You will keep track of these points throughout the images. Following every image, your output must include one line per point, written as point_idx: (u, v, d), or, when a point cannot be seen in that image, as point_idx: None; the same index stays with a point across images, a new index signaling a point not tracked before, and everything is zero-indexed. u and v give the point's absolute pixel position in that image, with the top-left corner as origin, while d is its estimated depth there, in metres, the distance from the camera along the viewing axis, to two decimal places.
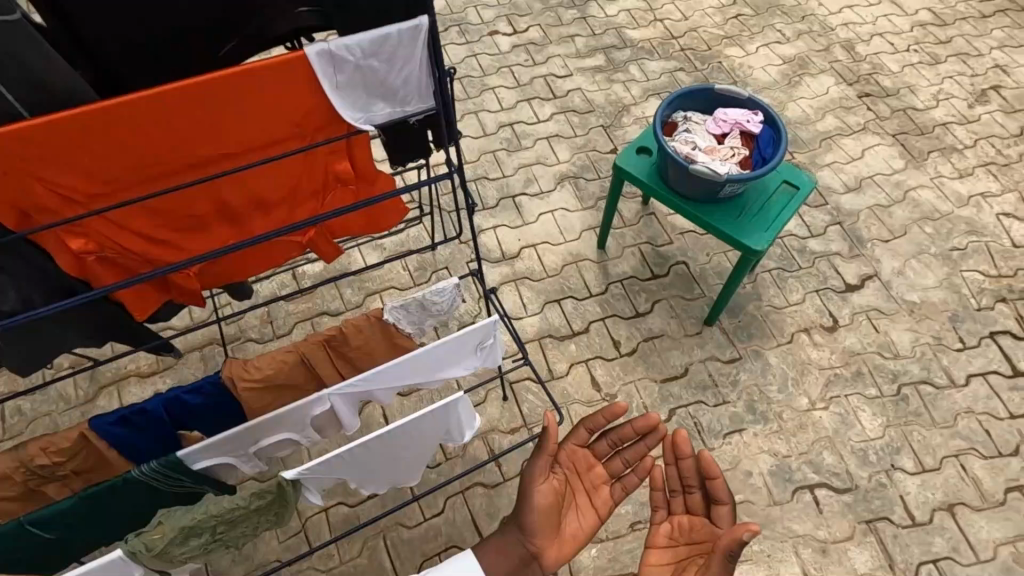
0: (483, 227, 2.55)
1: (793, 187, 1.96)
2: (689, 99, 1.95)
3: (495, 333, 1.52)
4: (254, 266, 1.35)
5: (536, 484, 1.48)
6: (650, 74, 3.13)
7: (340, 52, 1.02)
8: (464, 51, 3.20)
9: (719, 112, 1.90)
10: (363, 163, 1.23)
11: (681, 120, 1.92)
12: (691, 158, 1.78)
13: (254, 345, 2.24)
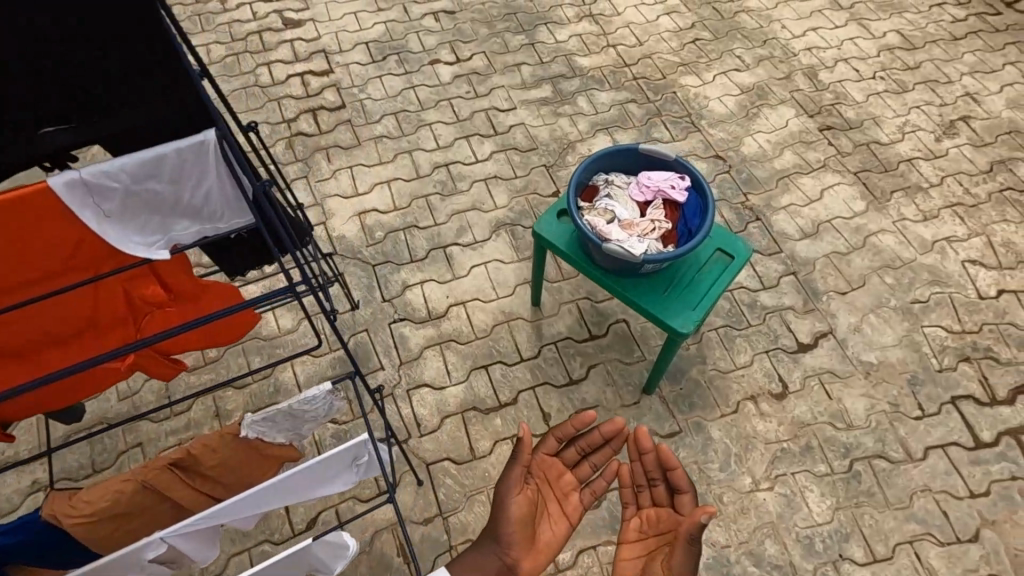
0: (409, 283, 2.36)
1: (728, 257, 1.78)
2: (613, 160, 1.77)
3: (370, 449, 1.36)
4: (71, 394, 1.22)
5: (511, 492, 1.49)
6: (599, 106, 2.94)
7: (100, 180, 0.90)
8: (401, 82, 2.99)
9: (642, 175, 1.71)
10: (175, 283, 1.18)
11: (602, 184, 1.74)
12: (605, 233, 1.60)
13: (149, 423, 2.04)
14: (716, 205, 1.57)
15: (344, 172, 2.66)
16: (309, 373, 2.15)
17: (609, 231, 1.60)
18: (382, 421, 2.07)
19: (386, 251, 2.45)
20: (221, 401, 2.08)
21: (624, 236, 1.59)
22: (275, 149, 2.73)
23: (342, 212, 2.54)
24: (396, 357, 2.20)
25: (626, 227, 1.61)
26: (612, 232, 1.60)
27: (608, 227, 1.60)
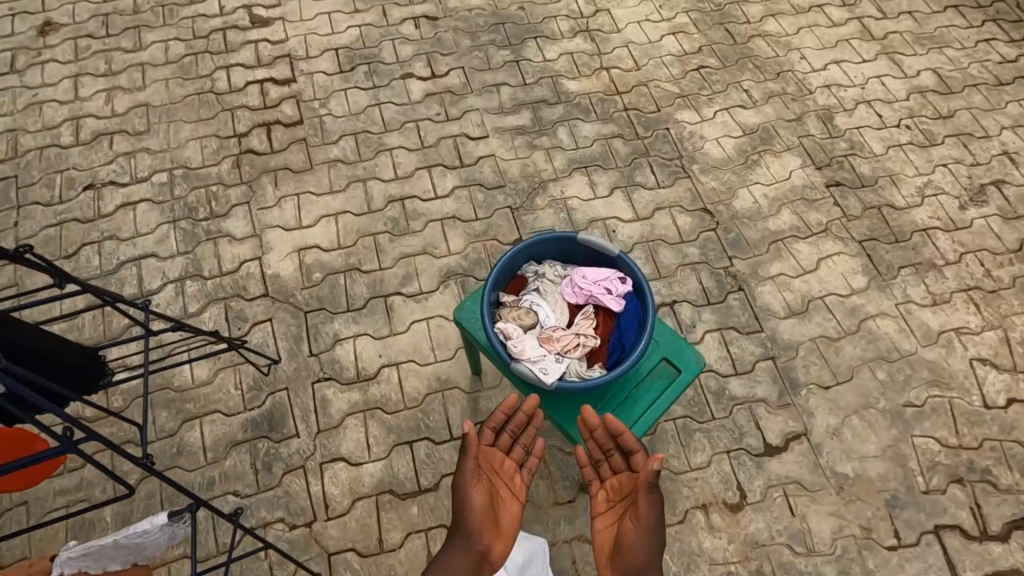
0: (341, 336, 2.15)
1: (674, 370, 1.56)
2: (548, 247, 1.52)
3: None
4: None
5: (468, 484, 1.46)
6: (581, 140, 2.63)
7: None
8: (366, 97, 2.72)
9: (578, 271, 1.46)
10: None
11: (533, 275, 1.50)
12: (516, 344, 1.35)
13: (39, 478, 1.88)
14: (654, 326, 1.32)
15: (289, 200, 2.43)
16: (217, 434, 1.97)
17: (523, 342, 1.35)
18: (287, 498, 1.88)
19: (321, 296, 2.23)
20: (117, 459, 1.90)
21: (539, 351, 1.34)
22: (219, 168, 2.51)
23: (280, 247, 2.32)
24: (314, 423, 1.99)
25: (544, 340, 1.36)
26: (526, 344, 1.35)
27: (522, 338, 1.35)
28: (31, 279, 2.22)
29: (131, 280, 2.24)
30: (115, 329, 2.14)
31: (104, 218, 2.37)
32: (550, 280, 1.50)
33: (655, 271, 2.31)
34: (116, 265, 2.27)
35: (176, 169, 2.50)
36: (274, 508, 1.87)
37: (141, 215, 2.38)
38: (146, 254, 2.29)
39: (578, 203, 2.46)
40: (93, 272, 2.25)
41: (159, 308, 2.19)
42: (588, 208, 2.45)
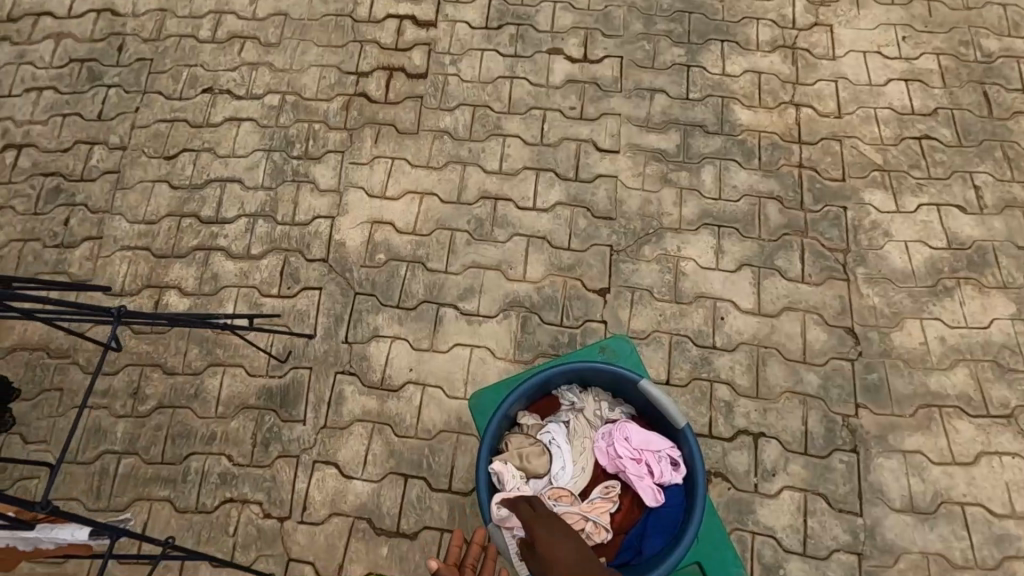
0: (380, 333, 1.98)
1: None
2: (600, 385, 1.56)
3: None
4: None
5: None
6: (727, 190, 2.13)
7: None
8: (502, 64, 2.37)
9: (631, 435, 1.49)
10: None
11: (570, 406, 1.55)
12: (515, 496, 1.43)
13: (76, 371, 1.95)
14: (681, 551, 1.33)
15: (382, 163, 2.23)
16: (233, 392, 1.93)
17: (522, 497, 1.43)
18: (272, 484, 1.82)
19: (377, 281, 2.05)
20: (145, 380, 1.95)
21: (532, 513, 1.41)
22: (328, 105, 2.34)
23: (356, 213, 2.15)
24: (322, 417, 1.89)
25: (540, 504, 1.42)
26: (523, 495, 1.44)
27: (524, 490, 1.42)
28: (133, 171, 2.27)
29: (213, 202, 2.20)
30: (184, 248, 2.14)
31: (210, 127, 2.33)
32: (586, 420, 1.55)
33: (753, 387, 1.86)
34: (205, 181, 2.24)
35: (289, 93, 2.37)
36: (257, 489, 1.82)
37: (242, 135, 2.30)
38: (234, 179, 2.24)
39: (692, 268, 2.02)
40: (184, 181, 2.24)
41: (226, 239, 2.14)
42: (701, 280, 2.00)
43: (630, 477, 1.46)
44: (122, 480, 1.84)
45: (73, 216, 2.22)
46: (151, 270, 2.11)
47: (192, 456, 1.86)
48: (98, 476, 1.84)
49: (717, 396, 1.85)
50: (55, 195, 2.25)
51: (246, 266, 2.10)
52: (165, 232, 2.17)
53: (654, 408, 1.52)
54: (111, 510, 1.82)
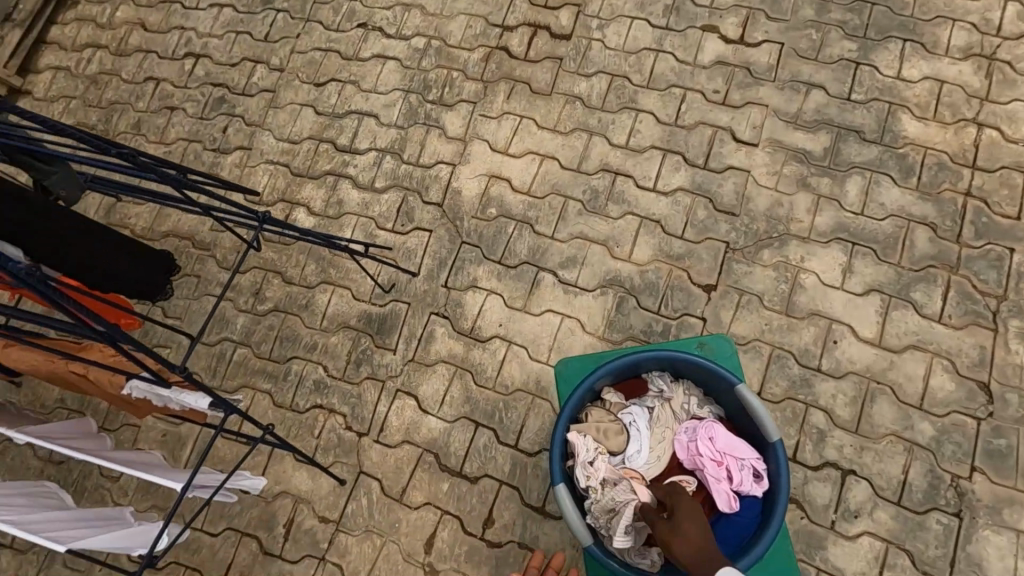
0: (478, 284, 2.04)
1: None
2: (693, 378, 1.49)
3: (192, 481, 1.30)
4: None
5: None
6: (872, 206, 1.94)
7: None
8: (650, 35, 2.27)
9: (719, 436, 1.41)
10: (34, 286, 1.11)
11: (657, 393, 1.49)
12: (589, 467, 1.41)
13: (213, 263, 2.19)
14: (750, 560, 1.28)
15: (510, 119, 2.25)
16: (338, 310, 2.08)
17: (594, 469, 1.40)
18: (357, 401, 1.96)
19: (484, 234, 2.10)
20: (267, 284, 2.15)
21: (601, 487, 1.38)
22: (470, 54, 2.37)
23: (477, 164, 2.20)
24: (412, 350, 1.99)
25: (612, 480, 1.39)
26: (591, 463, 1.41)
27: (599, 462, 1.40)
28: (286, 92, 2.46)
29: (349, 132, 2.34)
30: (317, 171, 2.30)
31: (358, 61, 2.45)
32: (671, 410, 1.49)
33: (853, 421, 1.72)
34: (346, 112, 2.38)
35: (436, 38, 2.43)
36: (344, 402, 1.97)
37: (385, 72, 2.41)
38: (371, 113, 2.35)
39: (813, 283, 1.88)
40: (328, 108, 2.40)
41: (355, 169, 2.28)
42: (820, 296, 1.86)
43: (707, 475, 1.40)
44: (234, 367, 2.07)
45: (231, 126, 2.45)
46: (287, 186, 2.30)
47: (294, 359, 2.05)
48: (218, 358, 2.09)
49: (811, 421, 1.74)
50: (219, 104, 2.50)
51: (368, 197, 2.23)
52: (304, 153, 2.34)
53: (746, 416, 1.44)
54: (222, 389, 2.05)
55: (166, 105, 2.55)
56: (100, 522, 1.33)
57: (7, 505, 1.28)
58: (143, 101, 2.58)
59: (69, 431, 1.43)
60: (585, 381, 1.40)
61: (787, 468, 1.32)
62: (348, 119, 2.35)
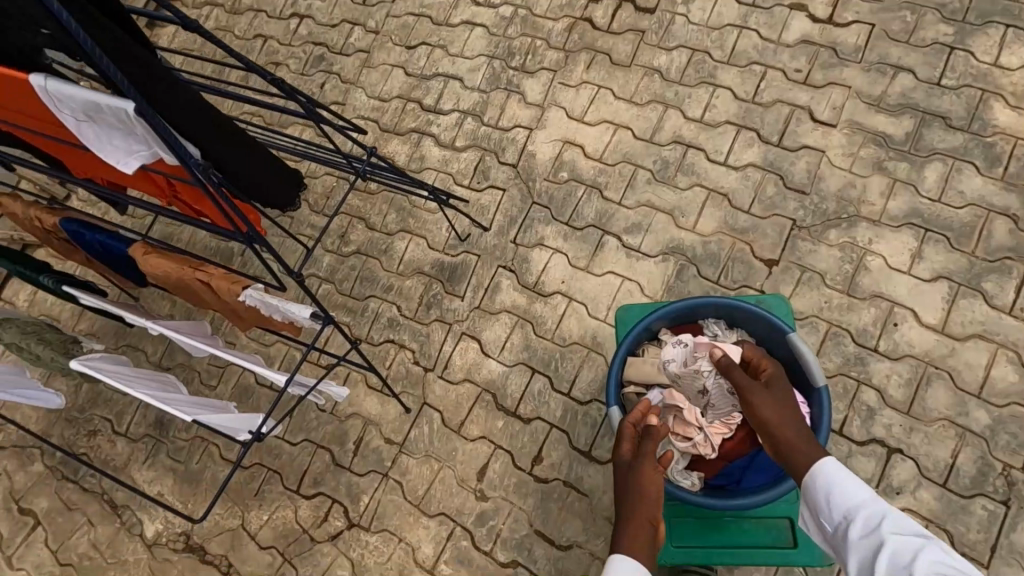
0: (544, 242, 2.16)
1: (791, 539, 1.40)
2: (749, 326, 1.48)
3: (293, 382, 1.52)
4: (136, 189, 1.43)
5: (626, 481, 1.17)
6: (951, 193, 1.91)
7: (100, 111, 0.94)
8: (736, 11, 2.29)
9: None
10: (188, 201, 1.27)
11: (711, 338, 1.48)
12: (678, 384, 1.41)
13: (306, 206, 2.42)
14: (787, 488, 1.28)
15: (589, 88, 2.33)
16: (414, 257, 2.26)
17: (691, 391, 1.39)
18: (426, 339, 2.14)
19: (554, 196, 2.21)
20: (352, 228, 2.36)
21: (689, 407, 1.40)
22: (555, 24, 2.46)
23: (553, 130, 2.30)
24: (478, 298, 2.15)
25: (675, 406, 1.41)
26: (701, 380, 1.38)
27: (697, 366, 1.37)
28: (380, 54, 2.64)
29: (435, 93, 2.49)
30: (403, 128, 2.47)
31: (448, 26, 2.59)
32: None
33: (906, 402, 1.74)
34: (433, 74, 2.53)
35: (523, 7, 2.53)
36: (414, 339, 2.15)
37: (472, 38, 2.54)
38: (457, 77, 2.49)
39: (878, 265, 1.89)
40: (417, 70, 2.55)
41: (438, 128, 2.43)
42: (884, 279, 1.87)
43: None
44: (319, 299, 2.29)
45: (327, 83, 2.66)
46: (375, 140, 2.48)
47: (372, 298, 2.24)
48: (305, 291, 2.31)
49: (861, 398, 1.77)
50: (319, 62, 2.71)
51: (448, 155, 2.38)
52: (393, 111, 2.51)
53: (799, 366, 1.43)
54: None
55: (271, 61, 2.78)
56: (212, 407, 1.54)
57: (142, 382, 1.52)
58: (251, 57, 2.82)
59: (187, 330, 1.64)
60: (640, 323, 1.44)
61: (833, 414, 1.29)
62: (435, 81, 2.50)
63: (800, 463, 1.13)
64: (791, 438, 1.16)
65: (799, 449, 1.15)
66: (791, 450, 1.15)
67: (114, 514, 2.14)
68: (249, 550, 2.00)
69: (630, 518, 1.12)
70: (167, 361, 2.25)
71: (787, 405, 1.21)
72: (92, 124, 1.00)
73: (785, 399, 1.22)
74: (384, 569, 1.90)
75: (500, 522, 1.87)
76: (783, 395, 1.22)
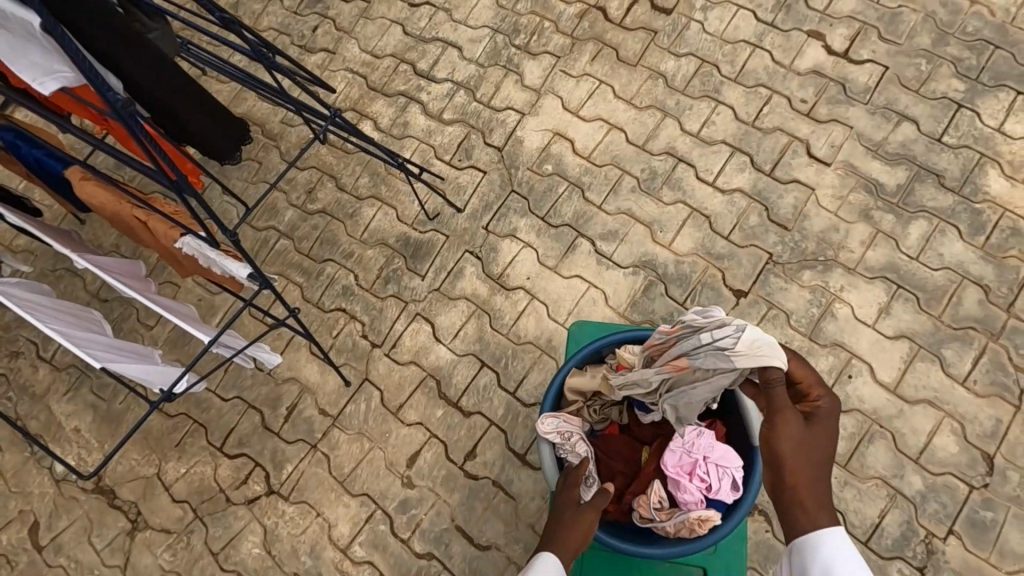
0: (515, 233, 2.08)
1: None
2: None
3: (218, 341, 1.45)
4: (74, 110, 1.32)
5: (562, 532, 1.18)
6: (930, 254, 1.88)
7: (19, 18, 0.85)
8: (753, 28, 2.20)
9: (690, 460, 1.24)
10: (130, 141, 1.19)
11: None
12: (720, 328, 1.14)
13: (275, 154, 2.29)
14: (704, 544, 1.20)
15: (589, 82, 2.23)
16: (380, 226, 2.16)
17: (745, 351, 1.09)
18: (378, 314, 2.06)
19: (535, 189, 2.13)
20: (321, 183, 2.25)
21: (714, 359, 1.12)
22: (566, 8, 2.34)
23: (545, 118, 2.21)
24: (439, 280, 2.07)
25: (678, 365, 1.18)
26: (770, 343, 1.09)
27: (564, 440, 1.30)
28: (381, 6, 2.49)
29: (431, 58, 2.37)
30: (391, 90, 2.35)
31: None
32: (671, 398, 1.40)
33: (844, 455, 1.73)
34: (432, 38, 2.40)
35: None
36: (365, 312, 2.07)
37: (479, 7, 2.41)
38: (456, 45, 2.37)
39: (845, 315, 1.85)
40: (416, 30, 2.42)
41: (427, 96, 2.31)
42: (849, 329, 1.84)
43: (672, 479, 1.25)
44: (274, 255, 2.18)
45: (321, 27, 2.50)
46: (360, 98, 2.36)
47: (330, 262, 2.15)
48: (261, 244, 2.21)
49: None
50: (315, 4, 2.55)
51: (434, 125, 2.27)
52: (383, 69, 2.38)
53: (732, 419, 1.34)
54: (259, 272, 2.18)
55: None
56: (131, 353, 1.46)
57: (56, 318, 1.41)
58: None
59: (116, 269, 1.51)
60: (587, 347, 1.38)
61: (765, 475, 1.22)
62: (432, 47, 2.38)
63: (800, 515, 1.01)
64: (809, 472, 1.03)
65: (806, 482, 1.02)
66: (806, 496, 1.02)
67: (24, 443, 2.05)
68: (161, 502, 1.93)
69: (556, 539, 1.17)
70: (103, 293, 2.12)
71: (821, 455, 1.05)
72: (5, 32, 0.90)
73: (825, 444, 1.06)
74: (296, 542, 1.85)
75: (422, 513, 1.83)
76: (824, 439, 1.06)
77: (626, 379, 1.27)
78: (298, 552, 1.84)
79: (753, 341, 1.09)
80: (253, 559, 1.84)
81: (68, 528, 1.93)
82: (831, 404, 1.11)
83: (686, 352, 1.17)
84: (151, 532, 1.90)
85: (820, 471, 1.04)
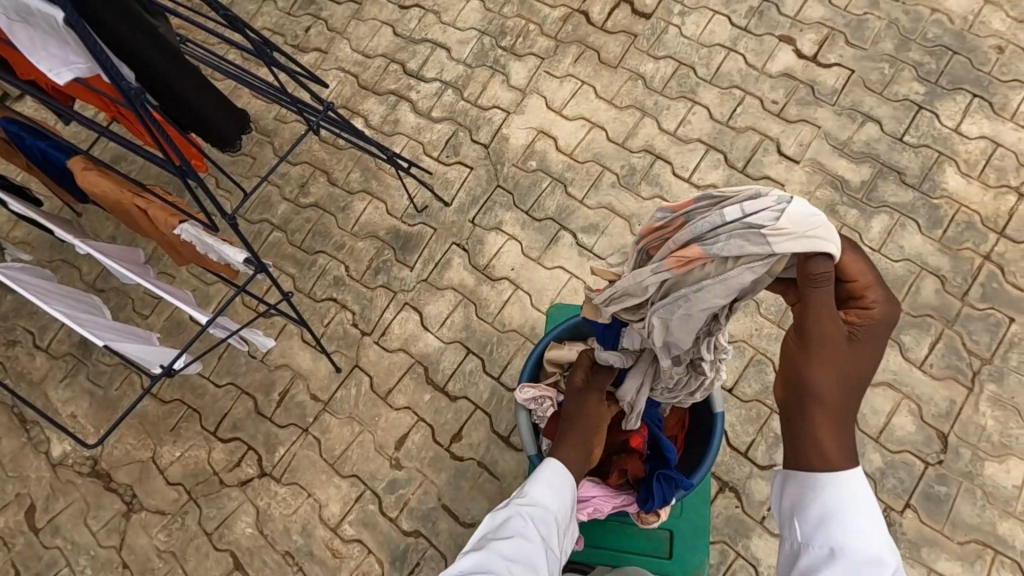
0: (501, 226, 2.17)
1: (666, 551, 1.48)
2: None
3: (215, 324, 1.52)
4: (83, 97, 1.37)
5: (578, 420, 1.23)
6: (892, 247, 1.99)
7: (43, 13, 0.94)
8: (728, 33, 2.31)
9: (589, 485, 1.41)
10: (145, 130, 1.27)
11: None
12: (752, 201, 0.93)
13: (269, 149, 2.36)
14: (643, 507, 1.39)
15: (572, 82, 2.33)
16: (370, 219, 2.24)
17: (788, 230, 0.88)
18: (368, 303, 2.14)
19: (520, 184, 2.22)
20: (313, 178, 2.33)
21: (741, 241, 0.91)
22: (551, 11, 2.44)
23: (530, 116, 2.30)
24: (427, 271, 2.15)
25: (685, 260, 0.98)
26: (822, 222, 0.88)
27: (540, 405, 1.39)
28: (372, 8, 2.57)
29: (420, 58, 2.45)
30: (381, 88, 2.43)
31: None
32: None
33: None
34: (421, 39, 2.48)
35: None
36: (356, 301, 2.14)
37: (467, 10, 2.50)
38: (444, 46, 2.46)
39: None
40: (405, 31, 2.51)
41: (416, 95, 2.40)
42: None
43: None
44: (268, 246, 2.26)
45: (313, 28, 2.58)
46: (351, 96, 2.44)
47: (322, 254, 2.22)
48: (255, 235, 2.28)
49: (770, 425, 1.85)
50: (308, 5, 2.63)
51: (423, 123, 2.36)
52: (374, 69, 2.47)
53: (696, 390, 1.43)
54: None
55: None
56: (131, 335, 1.53)
57: (62, 302, 1.48)
58: None
59: (118, 256, 1.58)
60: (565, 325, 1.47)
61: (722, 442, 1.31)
62: (421, 48, 2.47)
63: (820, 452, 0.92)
64: (841, 399, 0.91)
65: (834, 411, 0.91)
66: (824, 426, 0.92)
67: (21, 428, 2.10)
68: (156, 485, 1.99)
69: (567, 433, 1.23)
70: (100, 283, 2.19)
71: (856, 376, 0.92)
72: (28, 26, 0.98)
73: (871, 365, 0.94)
74: (288, 522, 1.92)
75: (409, 493, 1.91)
76: (869, 356, 0.94)
77: (619, 287, 1.10)
78: (290, 531, 1.91)
79: (800, 218, 0.88)
80: (246, 538, 1.91)
81: (64, 510, 1.99)
82: (890, 320, 0.96)
83: (702, 237, 0.97)
84: (146, 513, 1.96)
85: (855, 395, 0.92)
